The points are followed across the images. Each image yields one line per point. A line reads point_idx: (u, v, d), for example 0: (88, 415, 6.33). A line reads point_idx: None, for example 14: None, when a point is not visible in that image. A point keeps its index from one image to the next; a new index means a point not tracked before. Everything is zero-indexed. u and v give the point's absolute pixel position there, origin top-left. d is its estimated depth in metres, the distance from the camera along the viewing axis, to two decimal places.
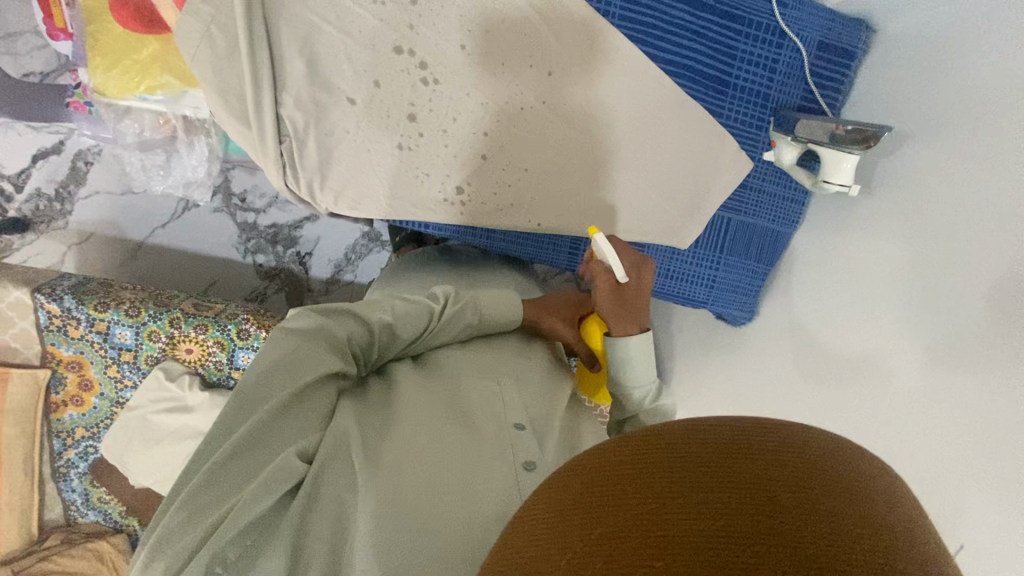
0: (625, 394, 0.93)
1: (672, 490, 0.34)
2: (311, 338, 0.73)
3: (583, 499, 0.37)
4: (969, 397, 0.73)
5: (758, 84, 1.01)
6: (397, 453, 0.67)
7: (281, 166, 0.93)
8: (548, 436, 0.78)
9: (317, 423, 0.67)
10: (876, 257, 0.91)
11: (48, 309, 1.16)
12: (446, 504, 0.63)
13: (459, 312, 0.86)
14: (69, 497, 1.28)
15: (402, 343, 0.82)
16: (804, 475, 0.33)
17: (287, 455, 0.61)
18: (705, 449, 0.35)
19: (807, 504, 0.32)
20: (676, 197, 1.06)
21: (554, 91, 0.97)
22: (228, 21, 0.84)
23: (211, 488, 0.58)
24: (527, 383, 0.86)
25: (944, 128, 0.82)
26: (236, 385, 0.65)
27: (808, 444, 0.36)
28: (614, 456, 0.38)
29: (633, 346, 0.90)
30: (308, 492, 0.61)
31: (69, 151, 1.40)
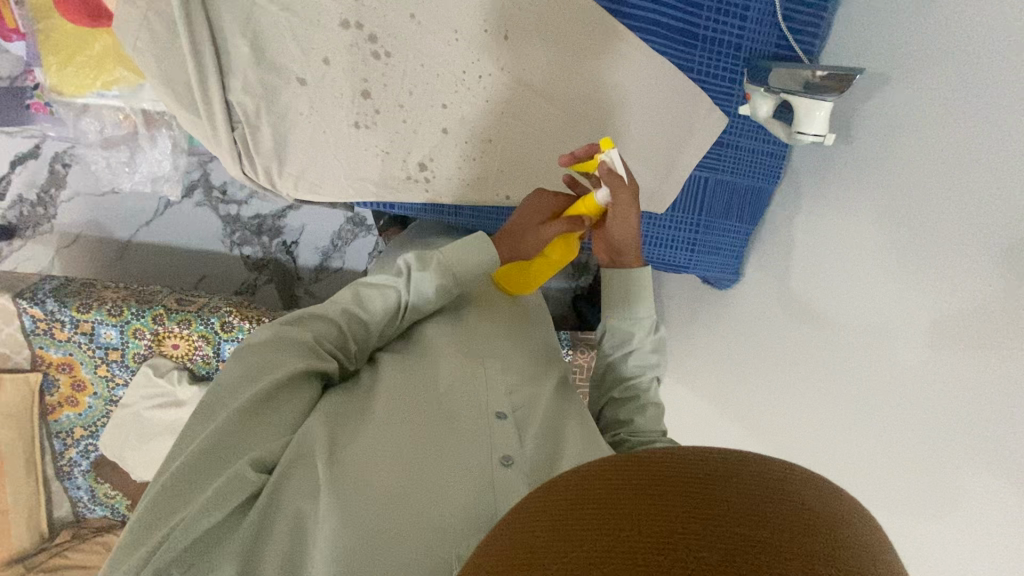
0: (627, 323, 0.89)
1: (643, 519, 0.32)
2: (272, 350, 0.69)
3: (551, 524, 0.35)
4: (952, 347, 0.70)
5: (729, 33, 0.96)
6: (369, 453, 0.64)
7: (237, 155, 0.91)
8: (530, 425, 0.74)
9: (283, 429, 0.64)
10: (858, 209, 0.87)
11: (32, 313, 1.17)
12: (416, 507, 0.60)
13: (425, 278, 0.78)
14: (75, 494, 1.32)
15: (377, 330, 0.78)
16: (780, 513, 0.32)
17: (242, 465, 0.58)
18: (680, 479, 0.34)
19: (778, 543, 0.31)
20: (647, 158, 1.03)
21: (513, 56, 0.94)
22: (165, 6, 0.81)
23: (165, 501, 0.55)
24: (513, 368, 0.83)
25: (921, 68, 0.78)
26: (200, 396, 0.63)
27: (787, 478, 0.35)
28: (583, 484, 0.36)
29: (642, 277, 0.88)
30: (267, 502, 0.58)
31: (46, 155, 1.39)
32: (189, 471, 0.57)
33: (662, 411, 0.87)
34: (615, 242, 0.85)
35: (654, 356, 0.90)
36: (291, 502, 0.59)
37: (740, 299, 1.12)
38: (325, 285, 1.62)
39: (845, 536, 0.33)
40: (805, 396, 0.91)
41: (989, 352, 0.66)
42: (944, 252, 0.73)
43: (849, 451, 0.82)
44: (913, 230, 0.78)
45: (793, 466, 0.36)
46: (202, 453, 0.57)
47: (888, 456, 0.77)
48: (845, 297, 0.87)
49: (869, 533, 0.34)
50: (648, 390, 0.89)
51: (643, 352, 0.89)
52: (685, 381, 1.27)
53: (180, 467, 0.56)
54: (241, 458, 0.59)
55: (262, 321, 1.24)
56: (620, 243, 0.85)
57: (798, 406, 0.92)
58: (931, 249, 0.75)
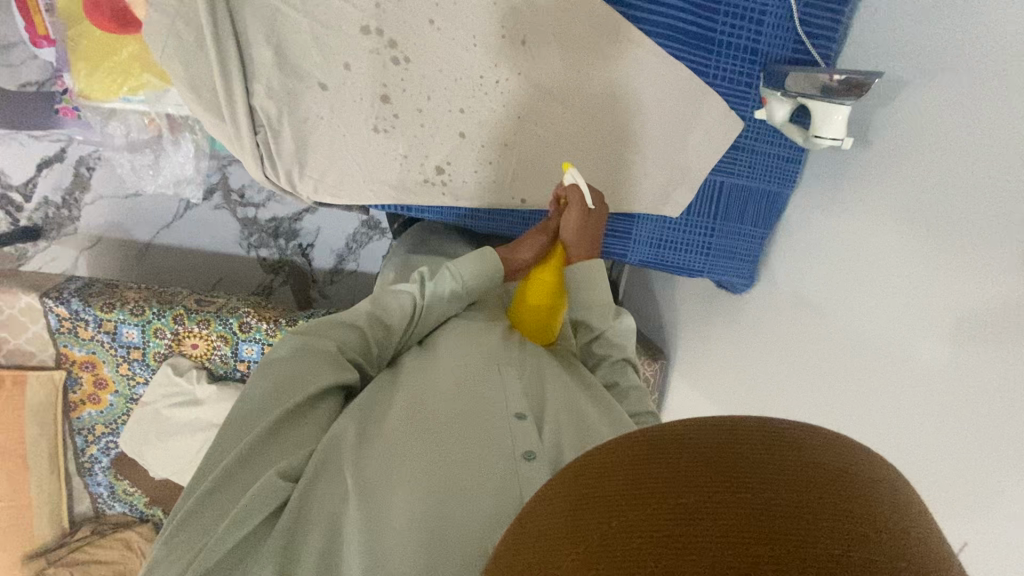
0: (593, 314, 0.89)
1: (678, 489, 0.33)
2: (298, 361, 0.70)
3: (583, 501, 0.36)
4: (976, 353, 0.69)
5: (746, 38, 0.96)
6: (390, 455, 0.65)
7: (259, 158, 0.93)
8: (553, 419, 0.73)
9: (310, 441, 0.66)
10: (876, 213, 0.86)
11: (58, 312, 1.20)
12: (443, 503, 0.60)
13: (441, 284, 0.86)
14: (95, 490, 1.34)
15: (398, 334, 0.82)
16: (813, 479, 0.33)
17: (270, 475, 0.59)
18: (712, 449, 0.34)
19: (806, 508, 0.31)
20: (662, 163, 1.04)
21: (529, 61, 0.95)
22: (192, 13, 0.83)
23: (201, 512, 0.57)
24: (534, 371, 0.82)
25: (941, 72, 0.77)
26: (226, 415, 0.65)
27: (818, 443, 0.35)
28: (615, 458, 0.37)
29: (595, 269, 0.90)
30: (296, 508, 0.58)
31: (71, 159, 1.42)
32: (218, 489, 0.58)
33: (643, 391, 0.92)
34: (568, 240, 0.91)
35: (623, 340, 0.93)
36: (319, 509, 0.59)
37: (754, 304, 1.12)
38: (340, 287, 1.65)
39: (874, 497, 0.33)
40: (823, 401, 0.90)
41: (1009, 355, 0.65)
42: (962, 255, 0.73)
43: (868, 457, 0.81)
44: (932, 233, 0.77)
45: (820, 430, 0.36)
46: (233, 465, 0.59)
47: (910, 462, 0.76)
48: (862, 300, 0.86)
49: (899, 495, 0.34)
50: (626, 373, 0.93)
51: (613, 338, 0.92)
52: (699, 386, 1.27)
53: (208, 486, 0.58)
54: (267, 471, 0.61)
55: (279, 321, 1.26)
56: (568, 240, 0.91)
57: (815, 413, 0.92)
58: (954, 251, 0.74)
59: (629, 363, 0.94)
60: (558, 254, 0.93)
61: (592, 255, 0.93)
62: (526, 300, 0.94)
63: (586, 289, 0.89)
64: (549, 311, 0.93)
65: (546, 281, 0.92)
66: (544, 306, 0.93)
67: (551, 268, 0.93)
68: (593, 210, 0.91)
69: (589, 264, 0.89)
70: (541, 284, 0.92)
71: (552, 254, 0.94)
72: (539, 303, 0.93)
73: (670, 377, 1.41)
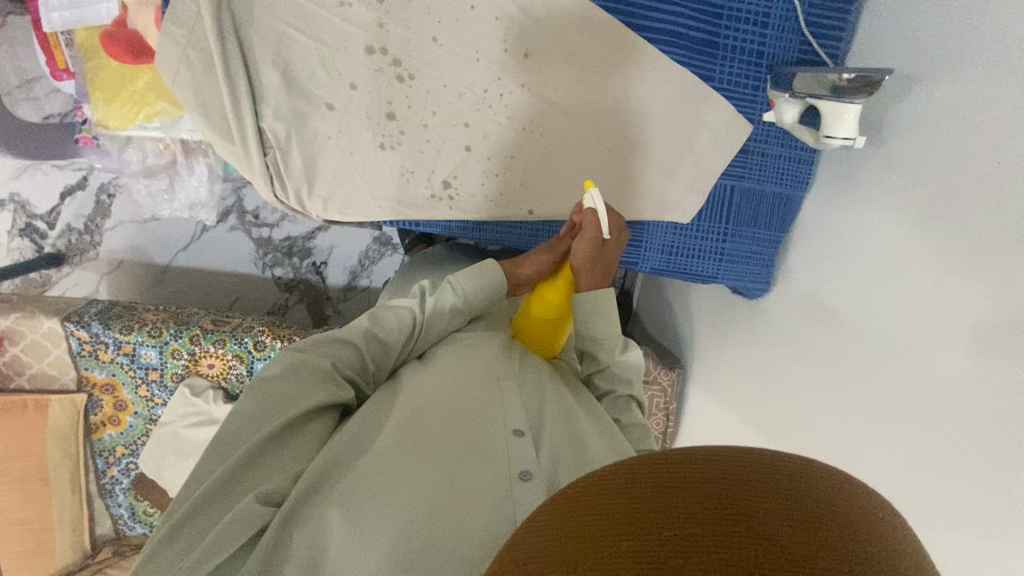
0: (598, 347, 0.87)
1: (667, 522, 0.32)
2: (292, 378, 0.70)
3: (570, 534, 0.35)
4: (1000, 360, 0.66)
5: (750, 41, 0.95)
6: (382, 472, 0.64)
7: (269, 178, 0.94)
8: (550, 438, 0.72)
9: (299, 461, 0.65)
10: (893, 211, 0.84)
11: (79, 335, 1.22)
12: (429, 526, 0.59)
13: (440, 300, 0.87)
14: (116, 511, 1.35)
15: (395, 350, 0.82)
16: (802, 508, 0.32)
17: (250, 499, 0.58)
18: (702, 478, 0.34)
19: (795, 539, 0.30)
20: (671, 169, 1.03)
21: (533, 72, 0.95)
22: (202, 39, 0.86)
23: (182, 534, 0.57)
24: (534, 389, 0.81)
25: (955, 65, 0.75)
26: (214, 434, 0.64)
27: (808, 473, 0.35)
28: (605, 488, 0.36)
29: (601, 299, 0.85)
30: (277, 532, 0.58)
31: (92, 186, 1.47)
32: (203, 509, 0.58)
33: (647, 430, 0.89)
34: (579, 262, 0.88)
35: (627, 376, 0.90)
36: (302, 532, 0.58)
37: (771, 310, 1.09)
38: (354, 304, 1.65)
39: (866, 530, 0.32)
40: (846, 409, 0.87)
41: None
42: (982, 249, 0.69)
43: (892, 464, 0.77)
44: (952, 229, 0.74)
45: (808, 462, 0.36)
46: (216, 487, 0.59)
47: (937, 469, 0.72)
48: (880, 302, 0.83)
49: (890, 527, 0.34)
50: (630, 411, 0.89)
51: (616, 373, 0.89)
52: (718, 395, 1.24)
53: (191, 507, 0.58)
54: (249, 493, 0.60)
55: (293, 340, 1.26)
56: (579, 267, 0.88)
57: (838, 421, 0.88)
58: (974, 246, 0.71)
59: (635, 401, 0.91)
60: (566, 274, 0.92)
61: (600, 285, 0.89)
62: (530, 312, 0.93)
63: (590, 319, 0.85)
64: (552, 328, 0.92)
65: (552, 299, 0.91)
66: (547, 323, 0.92)
67: (558, 287, 0.91)
68: (607, 240, 0.90)
69: (595, 294, 0.85)
70: (546, 302, 0.91)
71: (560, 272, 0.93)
72: (541, 317, 0.92)
73: (688, 387, 1.38)
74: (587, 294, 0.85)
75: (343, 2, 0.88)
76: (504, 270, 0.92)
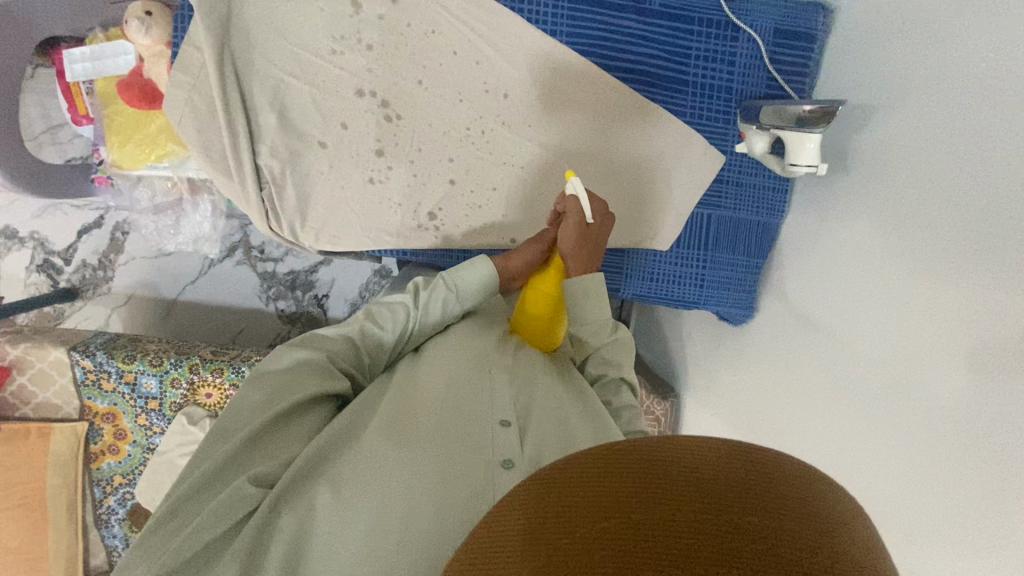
0: (586, 332, 0.88)
1: (637, 507, 0.33)
2: (292, 371, 0.75)
3: (541, 508, 0.36)
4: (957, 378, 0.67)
5: (719, 78, 1.01)
6: (370, 457, 0.67)
7: (265, 212, 1.00)
8: (537, 428, 0.75)
9: (292, 447, 0.70)
10: (859, 238, 0.87)
11: (84, 365, 1.27)
12: (410, 510, 0.62)
13: (434, 294, 0.89)
14: (111, 543, 1.36)
15: (389, 342, 0.86)
16: (772, 496, 0.33)
17: (240, 482, 0.62)
18: (672, 468, 0.35)
19: (762, 523, 0.32)
20: (647, 199, 1.08)
21: (513, 111, 1.01)
22: (205, 86, 0.93)
23: (179, 510, 0.61)
24: (525, 379, 0.83)
25: (904, 98, 0.79)
26: (213, 421, 0.69)
27: (780, 461, 0.36)
28: (578, 469, 0.37)
29: (591, 285, 0.87)
30: (267, 512, 0.62)
31: (108, 224, 1.56)
32: (199, 491, 0.62)
33: (637, 412, 0.91)
34: (561, 250, 0.90)
35: (618, 359, 0.91)
36: (291, 512, 0.62)
37: (755, 335, 1.10)
38: None
39: (838, 525, 0.33)
40: (826, 432, 0.87)
41: (993, 364, 0.64)
42: (944, 272, 0.71)
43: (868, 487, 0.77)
44: (912, 253, 0.76)
45: (789, 456, 0.37)
46: (214, 469, 0.63)
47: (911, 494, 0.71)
48: (851, 324, 0.85)
49: (858, 521, 0.35)
50: (619, 392, 0.91)
51: (607, 357, 0.90)
52: (709, 423, 1.23)
53: (190, 487, 0.62)
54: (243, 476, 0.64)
55: None
56: (565, 253, 0.90)
57: (820, 446, 0.88)
58: (934, 268, 0.73)
59: (626, 384, 0.92)
60: (558, 264, 0.94)
61: (591, 271, 0.90)
62: (525, 307, 0.95)
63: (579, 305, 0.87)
64: (549, 320, 0.94)
65: (546, 292, 0.93)
66: (544, 315, 0.94)
67: (551, 278, 0.94)
68: (592, 223, 0.91)
69: (586, 279, 0.86)
70: (540, 295, 0.93)
71: (551, 263, 0.95)
72: (536, 310, 0.94)
73: (681, 415, 1.37)
74: (577, 280, 0.87)
75: (336, 51, 0.95)
76: (496, 264, 0.94)
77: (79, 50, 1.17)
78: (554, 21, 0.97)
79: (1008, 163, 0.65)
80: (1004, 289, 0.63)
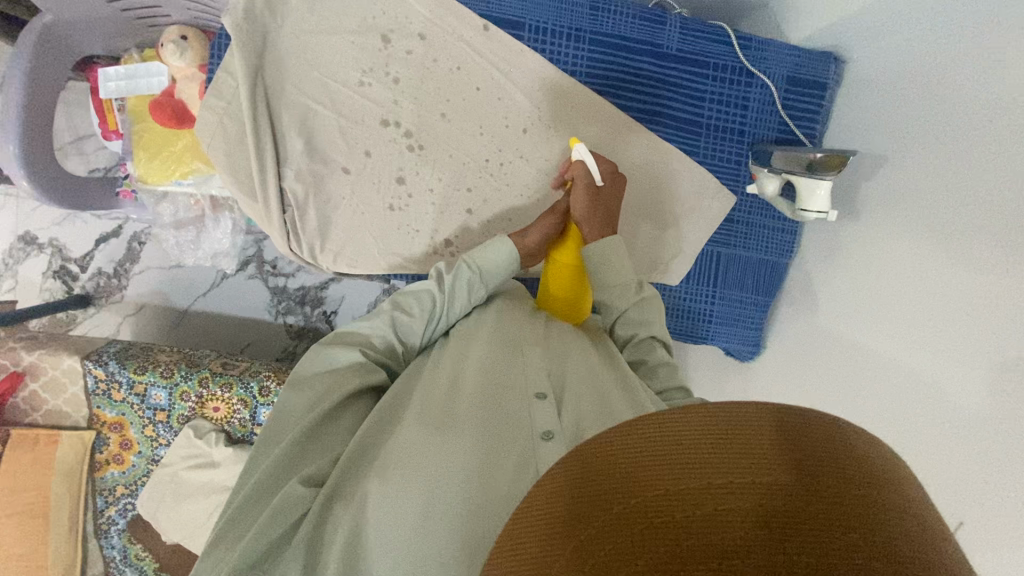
0: (612, 296, 0.89)
1: (681, 475, 0.34)
2: (333, 372, 0.79)
3: (589, 486, 0.37)
4: (961, 430, 0.68)
5: (731, 121, 1.04)
6: (408, 446, 0.68)
7: (286, 233, 1.03)
8: (575, 398, 0.75)
9: (338, 445, 0.73)
10: (863, 284, 0.88)
11: (95, 373, 1.28)
12: (451, 494, 0.63)
13: (458, 279, 0.90)
14: (109, 553, 1.36)
15: (420, 329, 0.88)
16: (810, 457, 0.34)
17: (293, 482, 0.65)
18: (713, 434, 0.36)
19: (803, 483, 0.33)
20: (659, 234, 1.10)
21: (531, 145, 1.05)
22: (237, 111, 0.97)
23: (242, 515, 0.65)
24: (557, 352, 0.84)
25: (909, 151, 0.82)
26: (261, 428, 0.73)
27: (813, 422, 0.37)
28: (620, 443, 0.38)
29: (607, 244, 0.90)
30: (320, 508, 0.65)
31: (125, 234, 1.60)
32: (255, 500, 0.66)
33: (673, 367, 0.89)
34: (575, 217, 0.93)
35: (648, 317, 0.90)
36: (343, 506, 0.65)
37: (760, 373, 1.12)
38: None
39: (874, 479, 0.34)
40: None
41: (988, 426, 0.64)
42: (944, 325, 0.72)
43: None
44: (912, 306, 0.78)
45: (821, 416, 0.38)
46: (267, 476, 0.67)
47: None
48: (855, 368, 0.86)
49: (897, 477, 0.35)
50: (654, 350, 0.89)
51: (634, 316, 0.89)
52: None
53: (248, 494, 0.66)
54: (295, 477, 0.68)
55: None
56: (579, 219, 0.93)
57: None
58: (933, 323, 0.74)
59: (660, 340, 0.90)
60: (575, 233, 0.97)
61: (608, 230, 0.93)
62: (549, 284, 0.98)
63: (601, 271, 0.89)
64: (575, 293, 0.97)
65: (566, 263, 0.97)
66: (567, 287, 0.97)
67: (570, 249, 0.98)
68: (602, 185, 0.95)
69: (600, 240, 0.90)
70: (562, 268, 0.97)
71: (568, 236, 0.98)
72: (560, 283, 0.97)
73: None
74: (592, 243, 0.91)
75: (364, 82, 0.99)
76: (514, 244, 0.96)
77: (115, 69, 1.22)
78: (575, 62, 1.01)
79: (999, 226, 0.67)
80: (996, 343, 0.65)
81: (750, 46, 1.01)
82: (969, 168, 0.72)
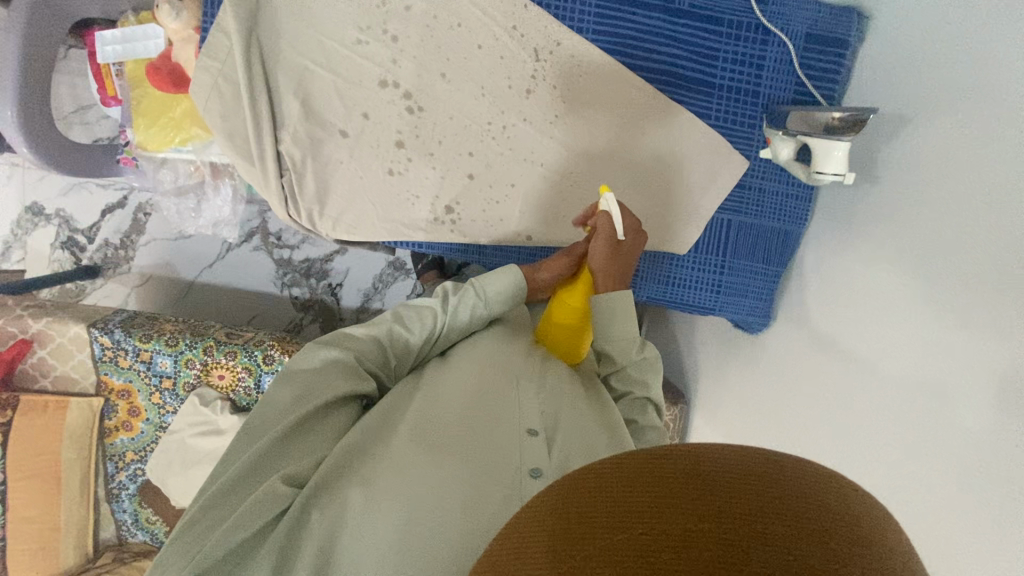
0: (614, 347, 0.86)
1: (664, 516, 0.32)
2: (323, 370, 0.77)
3: (568, 518, 0.35)
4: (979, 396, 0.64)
5: (746, 82, 0.99)
6: (398, 465, 0.68)
7: (284, 198, 1.01)
8: (565, 437, 0.74)
9: (322, 448, 0.72)
10: (880, 250, 0.84)
11: (102, 341, 1.29)
12: (433, 521, 0.62)
13: (463, 300, 0.90)
14: (120, 516, 1.39)
15: (417, 345, 0.87)
16: (803, 509, 0.32)
17: (273, 481, 0.64)
18: (702, 476, 0.34)
19: (791, 539, 0.30)
20: (667, 203, 1.06)
21: (535, 107, 1.01)
22: (233, 71, 0.94)
23: (214, 507, 0.63)
24: (551, 387, 0.83)
25: (934, 107, 0.77)
26: (245, 419, 0.71)
27: (811, 471, 0.34)
28: (605, 475, 0.36)
29: (618, 302, 0.86)
30: (297, 512, 0.63)
31: (131, 205, 1.59)
32: (232, 490, 0.64)
33: (661, 434, 0.86)
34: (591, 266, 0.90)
35: (646, 377, 0.87)
36: (321, 515, 0.63)
37: (769, 344, 1.08)
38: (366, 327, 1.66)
39: (863, 532, 0.32)
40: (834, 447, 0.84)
41: (1004, 384, 0.61)
42: (964, 287, 0.69)
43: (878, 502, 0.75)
44: (932, 268, 0.74)
45: (817, 464, 0.35)
46: (246, 468, 0.65)
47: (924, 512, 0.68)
48: (869, 334, 0.83)
49: (893, 530, 0.33)
50: (646, 412, 0.86)
51: (633, 374, 0.87)
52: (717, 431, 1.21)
53: (226, 485, 0.64)
54: (276, 475, 0.66)
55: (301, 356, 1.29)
56: (595, 268, 0.90)
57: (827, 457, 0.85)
58: (952, 284, 0.70)
59: (652, 404, 0.87)
60: (587, 279, 0.95)
61: (619, 287, 0.90)
62: (553, 319, 0.96)
63: (608, 321, 0.86)
64: (576, 334, 0.95)
65: (574, 306, 0.94)
66: (570, 328, 0.95)
67: (580, 292, 0.95)
68: (623, 240, 0.91)
69: (613, 296, 0.86)
70: (568, 308, 0.94)
71: (580, 277, 0.96)
72: (563, 322, 0.95)
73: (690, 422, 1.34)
74: (604, 295, 0.87)
75: (361, 41, 0.95)
76: (524, 275, 0.95)
77: (110, 33, 1.18)
78: (581, 18, 0.96)
79: None
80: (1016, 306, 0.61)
81: (768, 2, 0.96)
82: (999, 117, 0.67)
